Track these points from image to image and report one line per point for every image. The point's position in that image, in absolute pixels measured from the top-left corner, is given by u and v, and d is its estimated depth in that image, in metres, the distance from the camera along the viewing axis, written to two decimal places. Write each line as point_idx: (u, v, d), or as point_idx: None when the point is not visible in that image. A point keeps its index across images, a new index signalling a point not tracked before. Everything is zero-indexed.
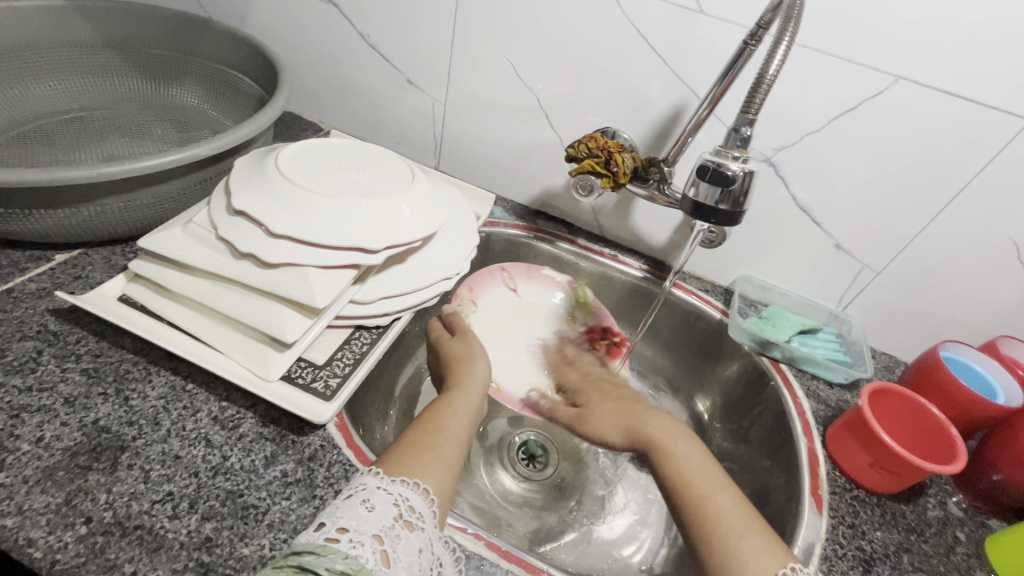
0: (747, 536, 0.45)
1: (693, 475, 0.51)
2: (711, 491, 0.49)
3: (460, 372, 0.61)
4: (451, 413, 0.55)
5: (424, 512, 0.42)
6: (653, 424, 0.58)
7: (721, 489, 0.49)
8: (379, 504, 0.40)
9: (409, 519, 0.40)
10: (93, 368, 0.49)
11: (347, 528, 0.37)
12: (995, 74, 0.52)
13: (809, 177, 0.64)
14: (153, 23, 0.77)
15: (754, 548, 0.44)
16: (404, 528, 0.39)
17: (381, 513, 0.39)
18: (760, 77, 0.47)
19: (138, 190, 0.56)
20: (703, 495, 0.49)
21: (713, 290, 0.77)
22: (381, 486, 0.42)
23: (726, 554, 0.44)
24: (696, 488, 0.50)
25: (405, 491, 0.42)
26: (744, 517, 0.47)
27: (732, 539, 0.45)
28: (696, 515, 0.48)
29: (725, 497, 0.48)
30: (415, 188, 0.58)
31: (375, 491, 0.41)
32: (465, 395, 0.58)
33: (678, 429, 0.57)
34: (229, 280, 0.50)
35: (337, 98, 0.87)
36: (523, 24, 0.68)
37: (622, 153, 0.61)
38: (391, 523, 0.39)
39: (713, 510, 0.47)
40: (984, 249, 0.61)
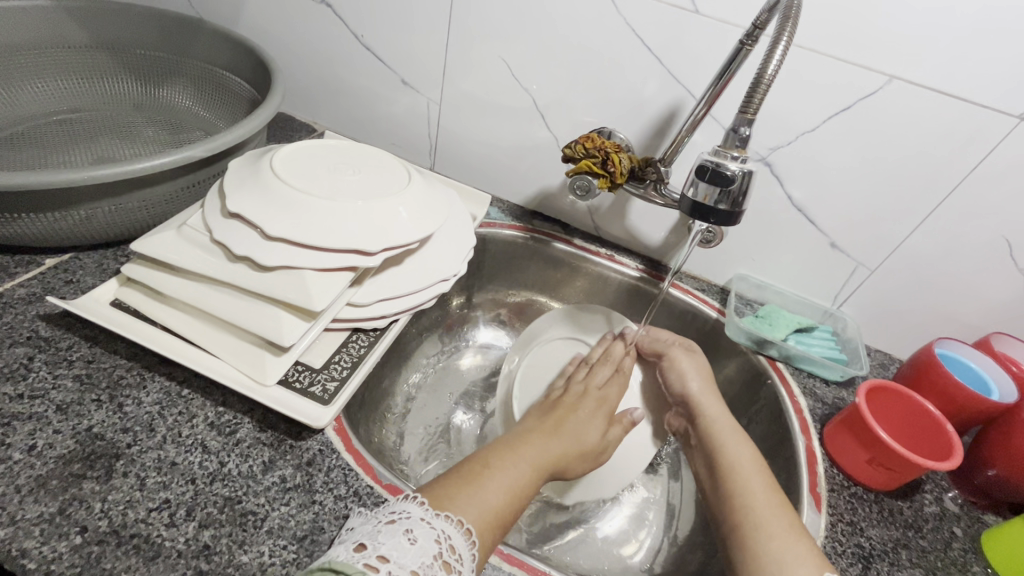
0: (782, 538, 0.45)
1: (742, 473, 0.52)
2: (754, 491, 0.50)
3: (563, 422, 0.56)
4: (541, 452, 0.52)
5: (463, 553, 0.39)
6: (708, 404, 0.60)
7: (768, 489, 0.50)
8: (422, 538, 0.38)
9: (448, 561, 0.38)
10: (86, 374, 0.48)
11: (387, 559, 0.36)
12: (988, 73, 0.53)
13: (804, 176, 0.64)
14: (143, 24, 0.76)
15: (795, 549, 0.44)
16: (442, 569, 0.37)
17: (422, 549, 0.37)
18: (759, 76, 0.47)
19: (131, 192, 0.56)
20: (747, 492, 0.50)
21: (710, 289, 0.77)
22: (425, 519, 0.40)
23: (763, 552, 0.45)
24: (741, 486, 0.51)
25: (448, 528, 0.40)
26: (785, 513, 0.47)
27: (772, 538, 0.45)
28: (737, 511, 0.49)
29: (770, 500, 0.49)
30: (412, 190, 0.58)
31: (418, 523, 0.39)
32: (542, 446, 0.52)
33: (733, 427, 0.57)
34: (224, 284, 0.50)
35: (331, 98, 0.86)
36: (518, 24, 0.68)
37: (619, 153, 0.61)
38: (431, 562, 0.37)
39: (757, 508, 0.48)
40: (977, 247, 0.62)
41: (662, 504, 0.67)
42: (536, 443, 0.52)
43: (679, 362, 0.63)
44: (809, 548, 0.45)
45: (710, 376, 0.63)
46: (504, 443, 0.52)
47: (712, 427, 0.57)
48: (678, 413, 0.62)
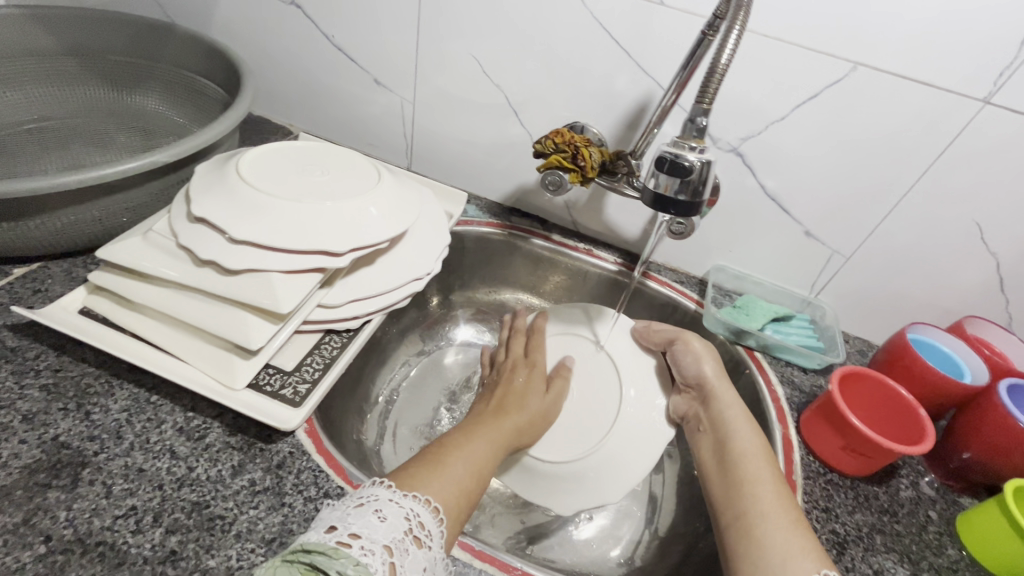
0: (786, 531, 0.45)
1: (751, 465, 0.51)
2: (762, 484, 0.49)
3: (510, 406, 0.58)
4: (496, 429, 0.54)
5: (433, 530, 0.41)
6: (721, 393, 0.58)
7: (774, 482, 0.50)
8: (391, 515, 0.39)
9: (418, 536, 0.39)
10: (52, 383, 0.47)
11: (358, 536, 0.37)
12: (949, 57, 0.53)
13: (776, 166, 0.64)
14: (112, 29, 0.75)
15: (801, 542, 0.44)
16: (412, 544, 0.39)
17: (392, 525, 0.38)
18: (713, 67, 0.47)
19: (97, 199, 0.55)
20: (755, 484, 0.49)
21: (688, 281, 0.78)
22: (393, 499, 0.40)
23: (766, 543, 0.45)
24: (747, 478, 0.50)
25: (417, 506, 0.41)
26: (792, 508, 0.47)
27: (778, 530, 0.45)
28: (742, 502, 0.49)
29: (776, 494, 0.48)
30: (381, 188, 0.58)
31: (388, 503, 0.40)
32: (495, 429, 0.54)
33: (745, 417, 0.57)
34: (191, 289, 0.49)
35: (305, 100, 0.86)
36: (487, 20, 0.68)
37: (589, 147, 0.61)
38: (401, 537, 0.38)
39: (763, 502, 0.48)
40: (949, 231, 0.62)
41: (643, 496, 0.67)
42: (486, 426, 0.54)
43: (694, 349, 0.61)
44: (812, 541, 0.45)
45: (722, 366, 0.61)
46: (461, 427, 0.54)
47: (723, 418, 0.57)
48: (687, 399, 0.61)
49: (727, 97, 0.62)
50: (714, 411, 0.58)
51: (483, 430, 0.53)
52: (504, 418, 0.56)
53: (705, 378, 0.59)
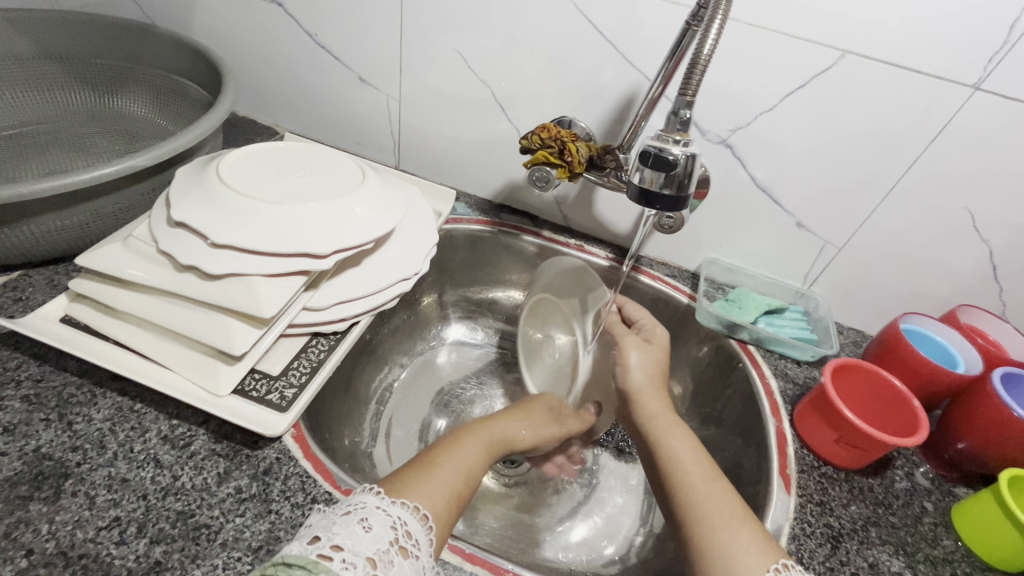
0: (727, 527, 0.44)
1: (684, 466, 0.50)
2: (699, 483, 0.48)
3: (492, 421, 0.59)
4: (471, 441, 0.53)
5: (420, 538, 0.40)
6: (648, 403, 0.57)
7: (711, 479, 0.48)
8: (377, 524, 0.38)
9: (405, 546, 0.39)
10: (34, 394, 0.47)
11: (341, 547, 0.36)
12: (938, 43, 0.52)
13: (766, 158, 0.64)
14: (90, 31, 0.74)
15: (742, 537, 0.43)
16: (398, 554, 0.38)
17: (377, 535, 0.38)
18: (696, 58, 0.46)
19: (77, 205, 0.54)
20: (693, 484, 0.48)
21: (681, 275, 0.77)
22: (381, 507, 0.40)
23: (710, 545, 0.43)
24: (683, 480, 0.49)
25: (403, 514, 0.40)
26: (728, 502, 0.46)
27: (716, 531, 0.44)
28: (683, 505, 0.47)
29: (713, 490, 0.47)
30: (366, 189, 0.57)
31: (374, 511, 0.39)
32: (473, 449, 0.52)
33: (675, 420, 0.55)
34: (172, 294, 0.49)
35: (290, 100, 0.85)
36: (470, 16, 0.67)
37: (576, 142, 0.60)
38: (386, 548, 0.37)
39: (701, 501, 0.46)
40: (941, 220, 0.61)
41: (639, 492, 0.67)
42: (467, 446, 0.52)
43: (626, 354, 0.60)
44: (755, 535, 0.43)
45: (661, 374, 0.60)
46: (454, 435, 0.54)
47: (650, 423, 0.55)
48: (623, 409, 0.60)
49: (715, 88, 0.61)
50: (643, 418, 0.56)
51: (468, 445, 0.52)
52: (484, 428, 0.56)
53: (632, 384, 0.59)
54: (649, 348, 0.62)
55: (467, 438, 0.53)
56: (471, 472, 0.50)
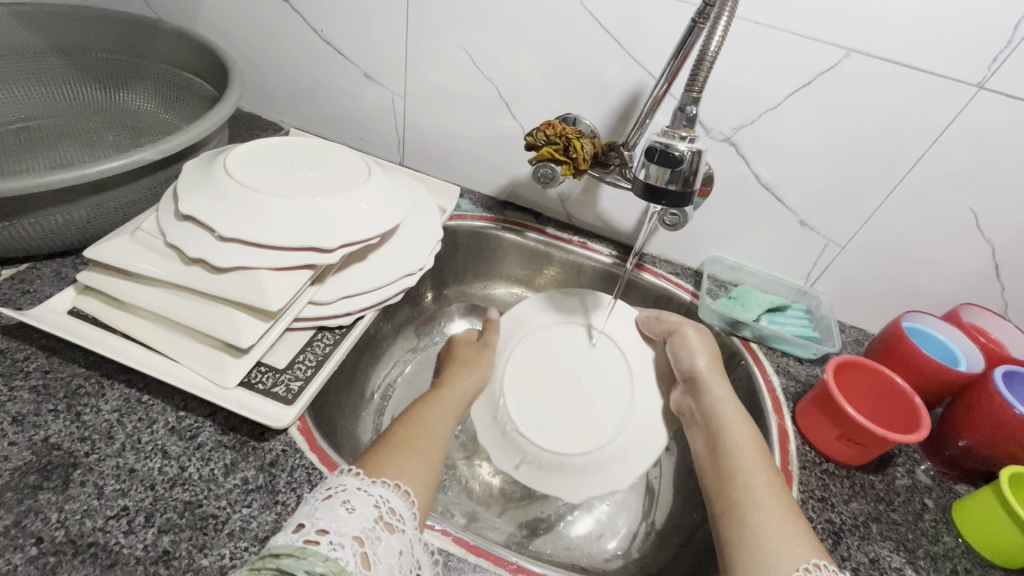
0: (788, 518, 0.45)
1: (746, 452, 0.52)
2: (761, 472, 0.49)
3: (448, 376, 0.63)
4: (434, 415, 0.55)
5: (404, 513, 0.41)
6: (714, 386, 0.59)
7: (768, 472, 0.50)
8: (360, 505, 0.39)
9: (390, 521, 0.40)
10: (42, 384, 0.47)
11: (327, 530, 0.36)
12: (942, 42, 0.52)
13: (770, 156, 0.64)
14: (98, 26, 0.74)
15: (797, 532, 0.44)
16: (384, 529, 0.39)
17: (361, 515, 0.38)
18: (702, 55, 0.47)
19: (84, 198, 0.55)
20: (753, 471, 0.49)
21: (683, 273, 0.77)
22: (362, 487, 0.41)
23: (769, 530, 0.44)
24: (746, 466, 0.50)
25: (385, 493, 0.41)
26: (784, 501, 0.47)
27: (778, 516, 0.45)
28: (744, 484, 0.49)
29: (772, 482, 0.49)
30: (372, 184, 0.57)
31: (356, 493, 0.40)
32: (438, 416, 0.55)
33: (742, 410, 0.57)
34: (179, 287, 0.49)
35: (295, 95, 0.85)
36: (476, 13, 0.67)
37: (581, 139, 0.60)
38: (372, 525, 0.38)
39: (759, 489, 0.48)
40: (944, 218, 0.62)
41: (641, 488, 0.67)
42: (427, 414, 0.55)
43: (690, 343, 0.62)
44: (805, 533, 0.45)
45: (717, 355, 0.62)
46: (411, 414, 0.55)
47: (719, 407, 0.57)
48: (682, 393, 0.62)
49: (720, 87, 0.61)
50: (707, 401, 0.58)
51: (428, 413, 0.55)
52: (443, 394, 0.59)
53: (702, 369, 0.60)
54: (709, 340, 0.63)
55: (426, 413, 0.55)
56: (441, 434, 0.53)
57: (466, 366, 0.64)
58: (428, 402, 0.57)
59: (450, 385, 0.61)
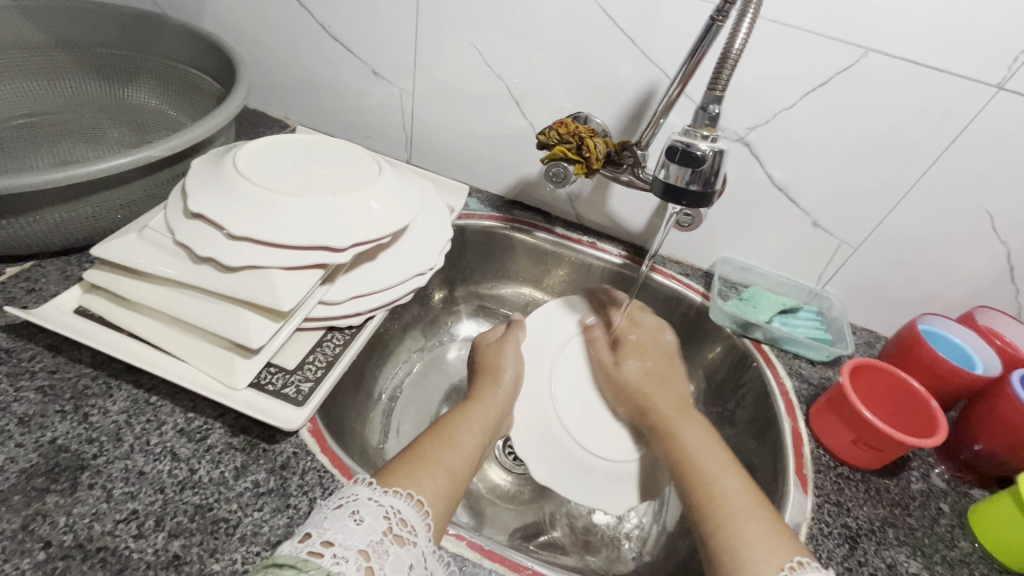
0: (753, 502, 0.46)
1: (702, 458, 0.52)
2: (718, 475, 0.49)
3: (480, 388, 0.60)
4: (461, 431, 0.53)
5: (416, 524, 0.40)
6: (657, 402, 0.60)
7: (729, 475, 0.49)
8: (368, 517, 0.38)
9: (400, 534, 0.39)
10: (49, 385, 0.46)
11: (331, 543, 0.36)
12: (962, 42, 0.52)
13: (784, 156, 0.63)
14: (102, 21, 0.73)
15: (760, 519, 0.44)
16: (393, 543, 0.38)
17: (369, 527, 0.38)
18: (725, 53, 0.46)
19: (90, 195, 0.54)
20: (707, 477, 0.49)
21: (693, 274, 0.77)
22: (372, 498, 0.40)
23: (729, 530, 0.44)
24: (700, 471, 0.50)
25: (397, 503, 0.41)
26: (746, 489, 0.48)
27: (737, 517, 0.45)
28: (704, 485, 0.49)
29: (734, 482, 0.48)
30: (383, 182, 0.56)
31: (365, 503, 0.39)
32: (468, 432, 0.53)
33: (688, 412, 0.58)
34: (188, 286, 0.48)
35: (302, 92, 0.84)
36: (488, 10, 0.66)
37: (594, 138, 0.60)
38: (379, 538, 0.37)
39: (717, 493, 0.47)
40: (960, 220, 0.61)
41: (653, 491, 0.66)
42: (461, 433, 0.53)
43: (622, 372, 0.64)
44: (771, 527, 0.44)
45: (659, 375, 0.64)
46: (435, 426, 0.54)
47: (666, 418, 0.58)
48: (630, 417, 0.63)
49: (734, 86, 0.61)
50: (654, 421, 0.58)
51: (458, 430, 0.53)
52: (471, 410, 0.56)
53: (643, 390, 0.62)
54: (648, 358, 0.66)
55: (455, 428, 0.53)
56: (471, 454, 0.51)
57: (498, 373, 0.62)
58: (459, 418, 0.55)
59: (475, 405, 0.57)
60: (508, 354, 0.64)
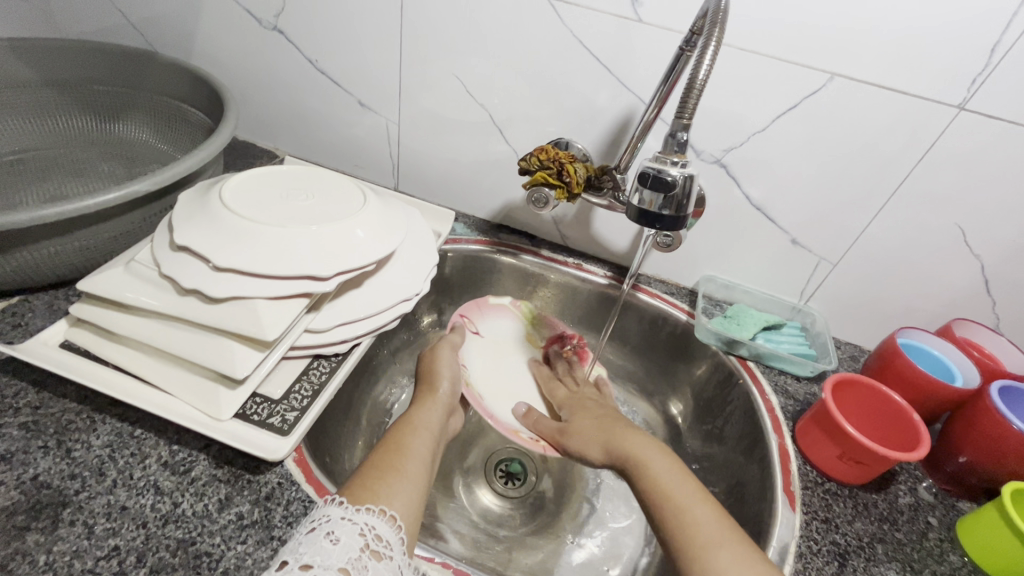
0: (727, 537, 0.44)
1: (670, 484, 0.50)
2: (691, 503, 0.47)
3: (423, 396, 0.61)
4: (410, 435, 0.53)
5: (392, 539, 0.40)
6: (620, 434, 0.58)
7: (699, 500, 0.47)
8: (344, 536, 0.38)
9: (376, 549, 0.39)
10: (33, 421, 0.46)
11: (310, 565, 0.36)
12: (924, 65, 0.54)
13: (760, 177, 0.65)
14: (93, 60, 0.75)
15: (742, 554, 0.42)
16: (371, 558, 0.38)
17: (346, 546, 0.38)
18: (691, 82, 0.48)
19: (78, 231, 0.54)
20: (682, 507, 0.47)
21: (678, 292, 0.78)
22: (346, 517, 0.40)
23: (707, 562, 0.42)
24: (674, 499, 0.48)
25: (371, 519, 0.40)
26: (718, 519, 0.45)
27: (713, 548, 0.43)
28: (681, 523, 0.46)
29: (705, 509, 0.47)
30: (367, 211, 0.57)
31: (340, 523, 0.39)
32: (420, 437, 0.54)
33: (647, 440, 0.56)
34: (174, 318, 0.49)
35: (290, 123, 0.86)
36: (468, 42, 0.68)
37: (574, 163, 0.61)
38: (358, 555, 0.38)
39: (690, 521, 0.46)
40: (934, 235, 0.62)
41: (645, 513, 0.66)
42: (412, 440, 0.53)
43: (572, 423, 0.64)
44: (747, 551, 0.43)
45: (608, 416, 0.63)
46: (390, 436, 0.53)
47: (632, 449, 0.55)
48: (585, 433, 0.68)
49: (708, 111, 0.63)
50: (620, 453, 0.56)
51: (412, 438, 0.53)
52: (417, 418, 0.57)
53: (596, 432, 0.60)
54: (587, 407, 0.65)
55: (411, 438, 0.53)
56: (425, 457, 0.52)
57: (436, 380, 0.63)
58: (410, 428, 0.55)
59: (419, 411, 0.58)
60: (445, 357, 0.67)
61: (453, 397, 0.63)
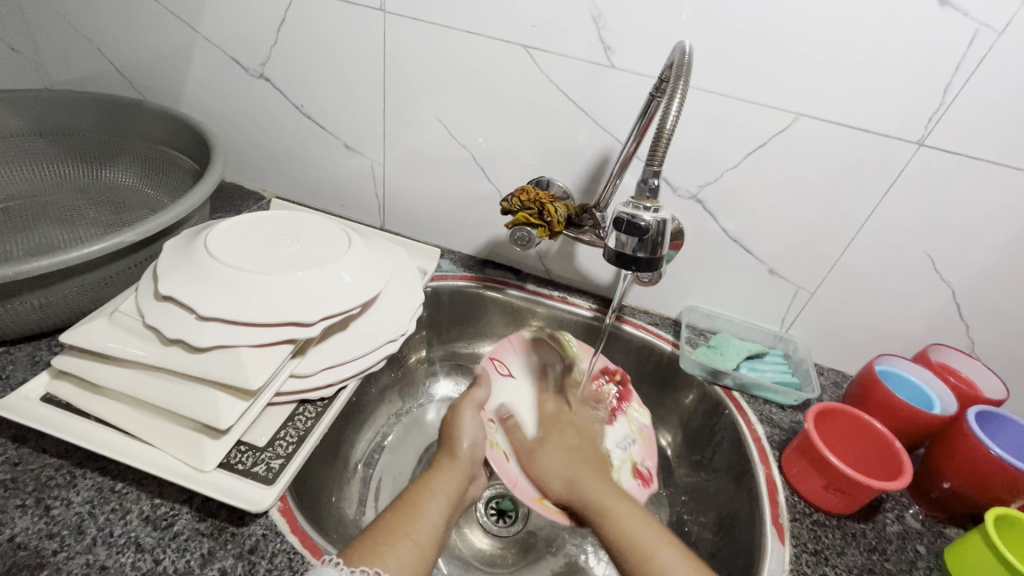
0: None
1: (637, 532, 0.53)
2: (657, 549, 0.51)
3: (445, 454, 0.62)
4: (425, 498, 0.54)
5: None
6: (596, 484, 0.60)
7: (664, 544, 0.51)
8: None
9: None
10: (10, 479, 0.46)
11: None
12: (882, 105, 0.56)
13: (735, 211, 0.67)
14: (82, 109, 0.77)
15: None
16: None
17: None
18: (659, 132, 0.49)
19: (63, 282, 0.55)
20: (652, 551, 0.51)
21: (663, 323, 0.79)
22: None
23: None
24: (642, 547, 0.51)
25: None
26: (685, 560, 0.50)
27: None
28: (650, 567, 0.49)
29: (671, 552, 0.51)
30: (352, 255, 0.58)
31: None
32: (434, 499, 0.54)
33: (614, 488, 0.60)
34: (157, 368, 0.49)
35: (277, 165, 0.87)
36: (449, 87, 0.71)
37: (554, 203, 0.63)
38: None
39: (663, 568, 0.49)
40: (904, 263, 0.65)
41: None
42: (428, 504, 0.53)
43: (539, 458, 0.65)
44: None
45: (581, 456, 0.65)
46: (404, 496, 0.54)
47: (601, 499, 0.58)
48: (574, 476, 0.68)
49: (682, 149, 0.65)
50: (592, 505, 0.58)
51: (429, 503, 0.53)
52: (434, 479, 0.57)
53: (566, 473, 0.62)
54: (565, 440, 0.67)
55: (427, 499, 0.54)
56: (438, 520, 0.52)
57: (454, 445, 0.62)
58: (426, 489, 0.55)
59: (437, 473, 0.58)
60: (467, 422, 0.64)
61: (473, 463, 0.62)
